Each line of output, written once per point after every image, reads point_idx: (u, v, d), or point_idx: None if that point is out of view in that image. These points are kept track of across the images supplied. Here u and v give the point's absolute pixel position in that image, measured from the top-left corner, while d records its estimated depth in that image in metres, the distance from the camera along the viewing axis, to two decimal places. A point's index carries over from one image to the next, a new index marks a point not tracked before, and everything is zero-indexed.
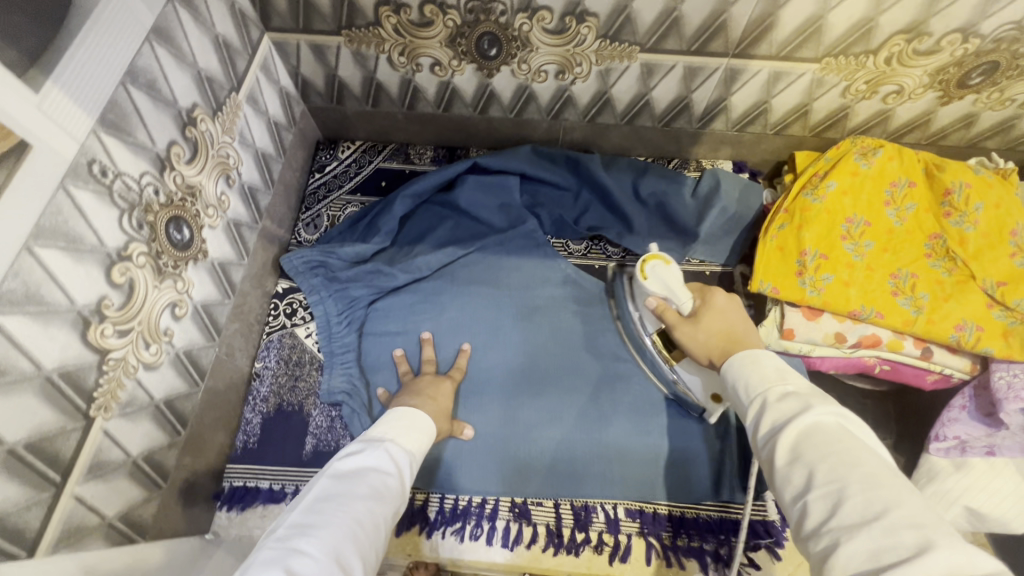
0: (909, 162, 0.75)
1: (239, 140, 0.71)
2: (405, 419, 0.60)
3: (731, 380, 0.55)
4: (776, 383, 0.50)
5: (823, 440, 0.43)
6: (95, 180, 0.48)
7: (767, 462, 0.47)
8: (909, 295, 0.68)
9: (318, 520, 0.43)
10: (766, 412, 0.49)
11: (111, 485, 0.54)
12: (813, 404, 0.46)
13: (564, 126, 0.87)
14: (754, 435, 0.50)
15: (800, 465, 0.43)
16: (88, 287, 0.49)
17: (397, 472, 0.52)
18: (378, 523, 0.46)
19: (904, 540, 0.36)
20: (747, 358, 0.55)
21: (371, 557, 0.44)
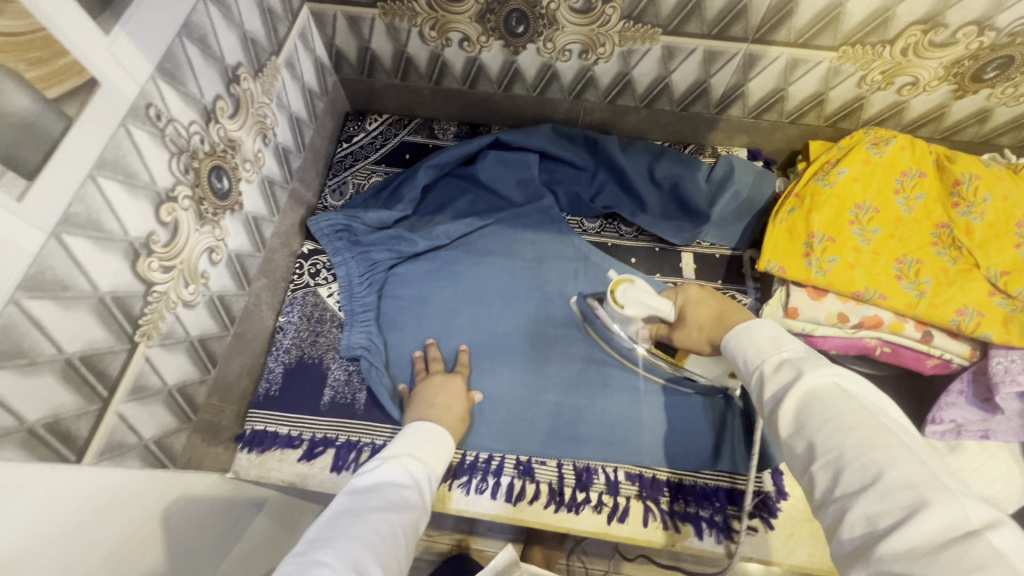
0: (921, 153, 0.77)
1: (277, 102, 0.75)
2: (422, 433, 0.65)
3: (731, 355, 0.57)
4: (771, 353, 0.52)
5: (822, 408, 0.45)
6: (151, 123, 0.52)
7: (773, 430, 0.49)
8: (912, 280, 0.70)
9: (340, 532, 0.49)
10: (767, 384, 0.51)
11: (149, 409, 0.58)
12: (806, 370, 0.48)
13: (585, 106, 0.90)
14: (759, 404, 0.52)
15: (801, 435, 0.46)
16: (140, 221, 0.53)
17: (413, 486, 0.57)
18: (394, 531, 0.51)
19: (898, 502, 0.38)
20: (741, 332, 0.57)
21: (392, 563, 0.49)
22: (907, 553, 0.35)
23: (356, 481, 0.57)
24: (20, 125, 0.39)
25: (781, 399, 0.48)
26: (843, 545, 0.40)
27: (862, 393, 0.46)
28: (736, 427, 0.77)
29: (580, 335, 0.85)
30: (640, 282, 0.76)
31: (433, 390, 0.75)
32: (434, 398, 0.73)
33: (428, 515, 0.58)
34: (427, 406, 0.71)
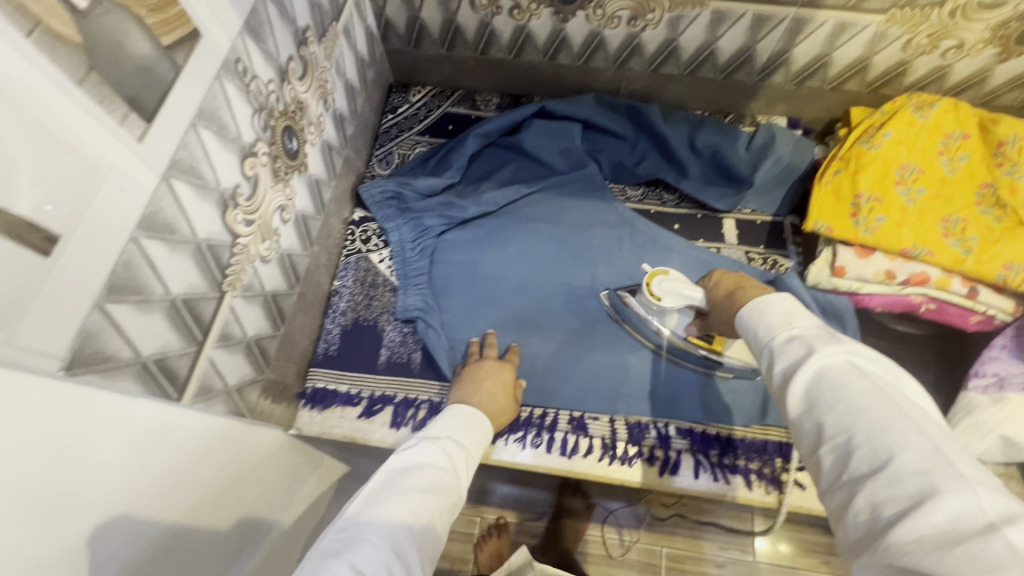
0: (965, 115, 0.78)
1: (336, 68, 0.77)
2: (462, 416, 0.65)
3: (743, 329, 0.53)
4: (783, 328, 0.48)
5: (830, 386, 0.43)
6: (239, 77, 0.54)
7: (783, 409, 0.46)
8: (959, 237, 0.72)
9: (380, 512, 0.50)
10: (776, 363, 0.47)
11: (233, 357, 0.61)
12: (818, 347, 0.45)
13: (628, 75, 0.92)
14: (768, 383, 0.49)
15: (809, 415, 0.43)
16: (229, 172, 0.55)
17: (451, 468, 0.58)
18: (432, 513, 0.52)
19: (907, 488, 0.36)
20: (754, 307, 0.52)
21: (427, 547, 0.50)
22: (915, 542, 0.33)
23: (395, 458, 0.58)
24: (139, 68, 0.41)
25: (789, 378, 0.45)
26: (849, 531, 0.38)
27: (880, 371, 0.43)
28: None
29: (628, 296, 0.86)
30: (676, 274, 0.76)
31: (486, 373, 0.75)
32: (481, 382, 0.74)
33: (465, 496, 0.58)
34: (474, 385, 0.73)
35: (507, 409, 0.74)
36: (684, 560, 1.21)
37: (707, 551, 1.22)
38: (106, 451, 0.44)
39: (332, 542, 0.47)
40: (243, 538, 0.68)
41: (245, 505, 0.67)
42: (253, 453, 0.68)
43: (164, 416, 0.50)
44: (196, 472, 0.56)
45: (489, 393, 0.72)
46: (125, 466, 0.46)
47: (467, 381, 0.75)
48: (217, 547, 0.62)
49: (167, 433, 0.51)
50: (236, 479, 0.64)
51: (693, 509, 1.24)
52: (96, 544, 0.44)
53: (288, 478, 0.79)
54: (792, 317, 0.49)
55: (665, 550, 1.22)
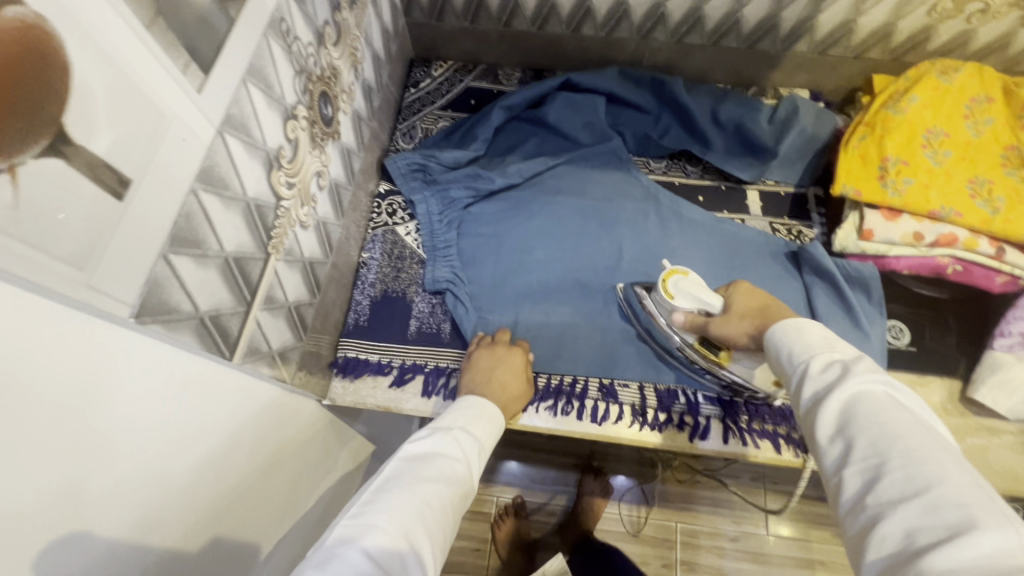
0: (989, 79, 0.79)
1: (365, 38, 0.76)
2: (475, 409, 0.65)
3: (774, 349, 0.54)
4: (823, 350, 0.49)
5: (864, 409, 0.43)
6: (283, 37, 0.54)
7: (809, 431, 0.46)
8: (986, 198, 0.73)
9: (392, 500, 0.50)
10: (809, 382, 0.47)
11: (277, 320, 0.61)
12: (857, 370, 0.45)
13: (652, 46, 0.92)
14: (796, 406, 0.49)
15: (841, 434, 0.43)
16: (274, 133, 0.55)
17: (463, 459, 0.58)
18: (444, 504, 0.53)
19: (943, 518, 0.35)
20: (790, 326, 0.53)
21: (439, 535, 0.51)
22: (950, 574, 0.32)
23: (408, 447, 0.58)
24: (200, 18, 0.41)
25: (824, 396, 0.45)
26: (872, 558, 0.37)
27: (914, 407, 0.43)
28: None
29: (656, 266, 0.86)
30: (694, 277, 0.75)
31: (498, 363, 0.73)
32: (490, 371, 0.72)
33: (476, 486, 0.59)
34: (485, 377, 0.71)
35: (519, 396, 0.73)
36: (700, 535, 1.23)
37: (721, 526, 1.23)
38: (162, 418, 0.44)
39: (346, 529, 0.48)
40: (281, 514, 0.68)
41: (281, 484, 0.67)
42: (291, 430, 0.68)
43: (217, 381, 0.50)
44: (235, 451, 0.55)
45: (501, 383, 0.71)
46: (175, 438, 0.45)
47: (477, 373, 0.73)
48: (258, 524, 0.62)
49: (216, 405, 0.50)
50: (275, 457, 0.64)
51: (705, 484, 1.27)
52: (147, 515, 0.44)
53: (323, 456, 0.79)
54: (831, 340, 0.49)
55: (680, 525, 1.24)
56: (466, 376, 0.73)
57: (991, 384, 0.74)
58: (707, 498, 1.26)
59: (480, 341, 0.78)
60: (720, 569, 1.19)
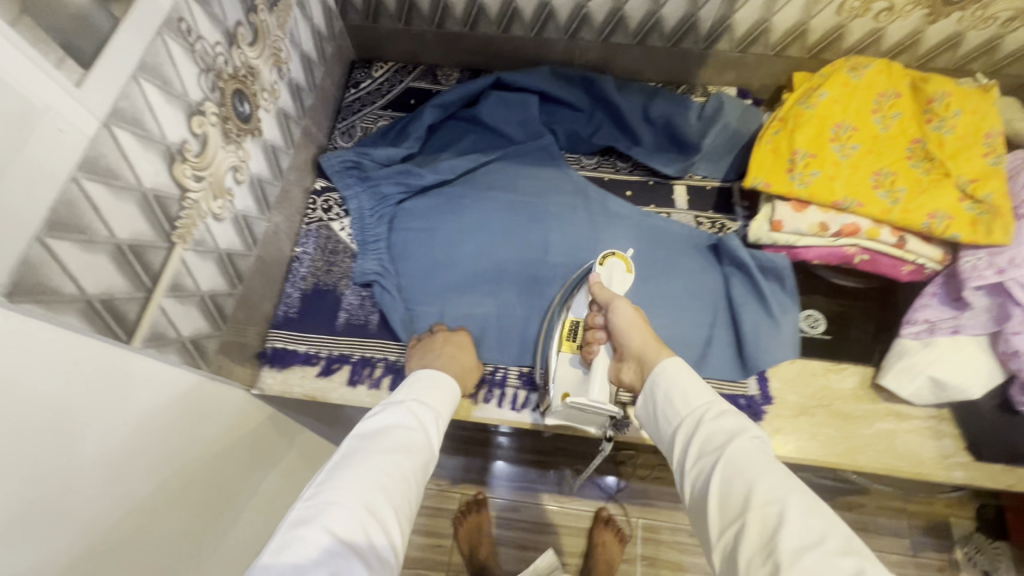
0: (897, 75, 0.82)
1: (290, 38, 0.79)
2: (426, 379, 0.68)
3: (665, 391, 0.62)
4: (716, 401, 0.58)
5: (747, 456, 0.52)
6: (182, 37, 0.57)
7: (704, 476, 0.54)
8: (888, 189, 0.76)
9: (349, 477, 0.54)
10: (701, 429, 0.56)
11: (187, 309, 0.63)
12: (747, 426, 0.55)
13: (581, 46, 0.95)
14: (688, 451, 0.57)
15: (739, 479, 0.51)
16: (175, 127, 0.58)
17: (419, 427, 0.62)
18: (404, 473, 0.57)
19: (842, 566, 0.42)
20: (684, 368, 0.63)
21: (402, 504, 0.56)
22: None
23: (363, 423, 0.61)
24: (76, 16, 0.44)
25: (716, 443, 0.54)
26: None
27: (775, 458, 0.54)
28: (723, 340, 0.81)
29: (581, 259, 0.88)
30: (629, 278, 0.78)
31: (438, 344, 0.76)
32: (438, 349, 0.75)
33: (435, 451, 0.63)
34: (427, 355, 0.74)
35: (472, 370, 0.76)
36: (660, 530, 1.27)
37: (680, 522, 1.28)
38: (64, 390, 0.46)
39: (302, 511, 0.51)
40: (218, 509, 0.71)
41: (217, 476, 0.70)
42: (218, 420, 0.70)
43: (127, 367, 0.54)
44: (158, 436, 0.59)
45: (451, 357, 0.74)
46: (85, 421, 0.49)
47: (427, 348, 0.76)
48: (188, 517, 0.65)
49: (122, 385, 0.53)
50: (207, 446, 0.67)
51: (666, 481, 1.31)
52: (60, 487, 0.47)
53: (262, 452, 0.81)
54: (707, 391, 0.60)
55: (642, 521, 1.27)
56: (416, 355, 0.75)
57: (896, 369, 0.76)
58: (666, 495, 1.30)
59: (434, 329, 0.81)
60: (680, 564, 1.24)
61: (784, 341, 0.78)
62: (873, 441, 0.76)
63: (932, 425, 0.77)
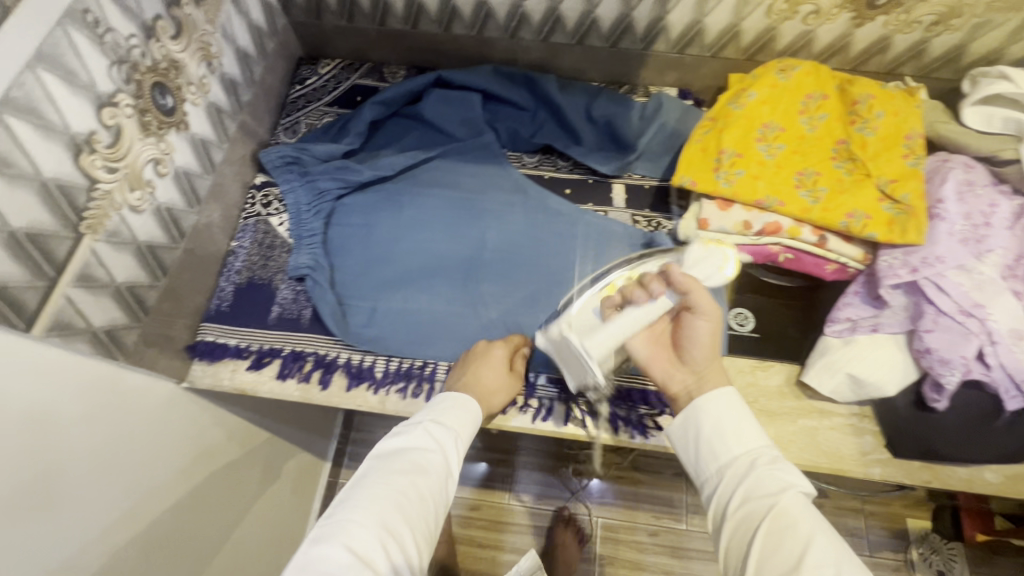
0: (824, 78, 0.83)
1: (222, 33, 0.79)
2: (447, 401, 0.67)
3: (713, 425, 0.61)
4: (767, 449, 0.59)
5: (798, 515, 0.52)
6: (89, 28, 0.57)
7: (751, 526, 0.54)
8: (810, 189, 0.77)
9: (367, 497, 0.55)
10: (754, 473, 0.56)
11: (99, 301, 0.64)
12: (798, 481, 0.55)
13: (522, 45, 0.96)
14: (734, 495, 0.56)
15: (790, 537, 0.51)
16: (81, 118, 0.58)
17: (438, 450, 0.62)
18: (421, 494, 0.57)
19: None
20: (738, 405, 0.62)
21: (419, 525, 0.56)
22: None
23: (385, 443, 0.62)
24: None
25: (766, 491, 0.55)
26: None
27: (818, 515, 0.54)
28: None
29: (517, 256, 0.89)
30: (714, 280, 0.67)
31: (478, 356, 0.76)
32: (473, 368, 0.74)
33: (455, 472, 0.62)
34: (465, 371, 0.74)
35: (506, 388, 0.74)
36: (620, 529, 1.27)
37: (641, 521, 1.28)
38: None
39: (323, 528, 0.53)
40: (152, 508, 0.74)
41: (148, 474, 0.73)
42: (146, 416, 0.73)
43: (61, 362, 0.59)
44: (89, 433, 0.62)
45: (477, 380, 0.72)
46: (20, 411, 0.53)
47: (475, 360, 0.76)
48: (118, 514, 0.68)
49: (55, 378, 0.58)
50: (138, 445, 0.71)
51: (630, 481, 1.31)
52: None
53: (199, 453, 0.84)
54: (761, 436, 0.60)
55: (601, 520, 1.28)
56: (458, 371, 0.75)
57: (818, 366, 0.77)
58: (626, 494, 1.30)
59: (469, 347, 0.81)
60: (638, 562, 1.24)
61: None
62: (795, 437, 0.77)
63: (854, 422, 0.78)
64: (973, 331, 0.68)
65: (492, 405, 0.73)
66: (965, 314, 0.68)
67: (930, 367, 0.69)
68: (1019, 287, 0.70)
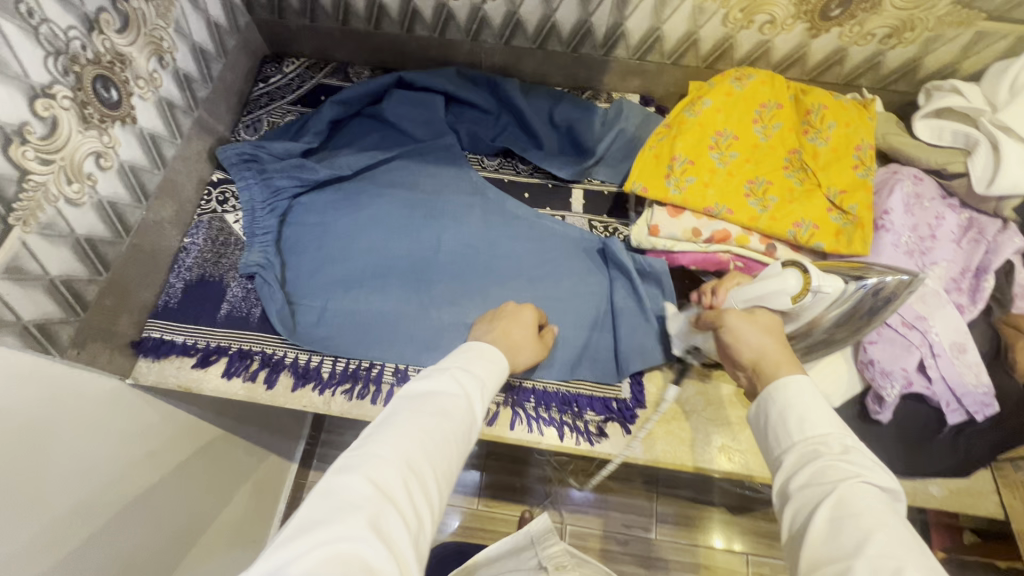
0: (779, 88, 0.83)
1: (175, 28, 0.79)
2: (475, 351, 0.60)
3: (774, 408, 0.51)
4: (838, 435, 0.48)
5: (866, 501, 0.42)
6: (22, 18, 0.57)
7: (804, 515, 0.44)
8: (760, 198, 0.77)
9: (392, 433, 0.48)
10: (816, 460, 0.46)
11: (28, 293, 0.63)
12: (866, 472, 0.44)
13: (484, 48, 0.96)
14: (791, 480, 0.47)
15: (849, 529, 0.41)
16: (12, 108, 0.57)
17: (465, 396, 0.54)
18: (448, 438, 0.50)
19: None
20: (804, 390, 0.51)
21: (444, 468, 0.49)
22: None
23: (411, 385, 0.54)
24: None
25: (827, 479, 0.45)
26: None
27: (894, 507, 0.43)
28: (602, 343, 0.81)
29: (472, 258, 0.88)
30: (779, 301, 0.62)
31: (503, 315, 0.72)
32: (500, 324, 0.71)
33: (480, 423, 0.55)
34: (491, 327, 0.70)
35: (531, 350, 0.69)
36: (588, 538, 1.26)
37: (611, 529, 1.26)
38: None
39: (345, 459, 0.46)
40: (100, 506, 0.73)
41: (91, 471, 0.71)
42: (85, 411, 0.71)
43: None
44: (19, 422, 0.61)
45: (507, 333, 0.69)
46: None
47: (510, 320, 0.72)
48: (58, 508, 0.66)
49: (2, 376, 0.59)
50: (79, 443, 0.69)
51: (599, 488, 1.30)
52: None
53: (150, 453, 0.82)
54: (831, 421, 0.49)
55: (569, 527, 1.26)
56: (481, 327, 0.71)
57: None
58: (596, 502, 1.29)
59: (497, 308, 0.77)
60: None
61: (654, 343, 0.80)
62: (744, 446, 0.76)
63: None
64: (916, 343, 0.67)
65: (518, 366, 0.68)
66: (909, 326, 0.68)
67: (872, 379, 0.68)
68: (962, 300, 0.70)
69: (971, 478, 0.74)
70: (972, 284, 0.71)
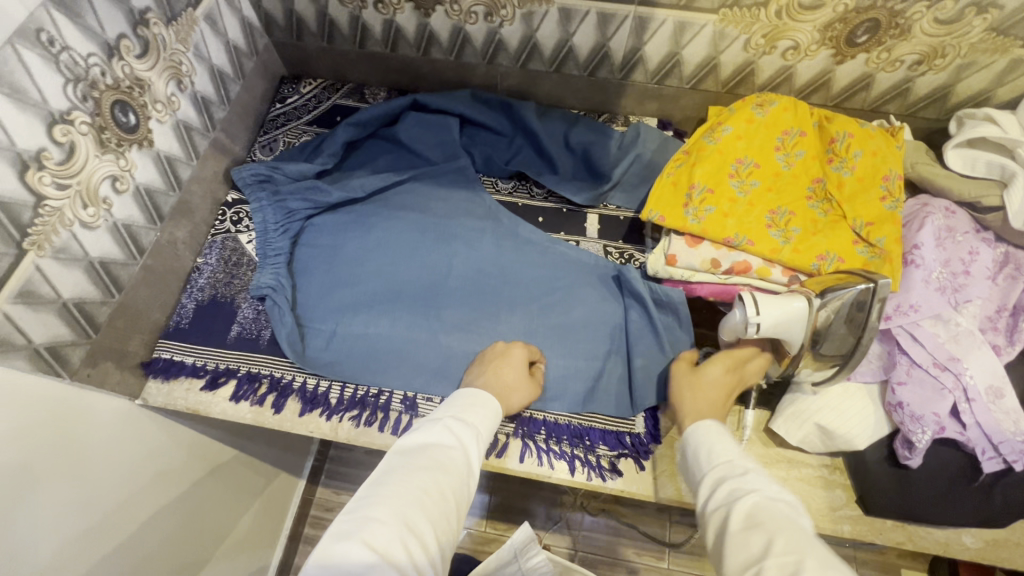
0: (802, 115, 0.81)
1: (194, 52, 0.80)
2: (466, 398, 0.60)
3: (689, 448, 0.58)
4: (737, 460, 0.53)
5: (768, 511, 0.46)
6: (43, 47, 0.58)
7: (720, 531, 0.48)
8: (781, 228, 0.75)
9: (386, 492, 0.47)
10: (724, 482, 0.51)
11: (39, 316, 0.63)
12: (763, 486, 0.49)
13: (500, 71, 0.96)
14: (704, 509, 0.52)
15: (756, 533, 0.45)
16: (30, 135, 0.58)
17: (460, 446, 0.54)
18: (445, 493, 0.49)
19: None
20: (706, 428, 0.58)
21: (444, 525, 0.47)
22: None
23: (402, 440, 0.53)
24: None
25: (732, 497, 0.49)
26: None
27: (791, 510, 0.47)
28: (615, 374, 0.79)
29: (484, 283, 0.86)
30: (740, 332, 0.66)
31: (493, 356, 0.74)
32: (490, 363, 0.73)
33: (479, 473, 0.54)
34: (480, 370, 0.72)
35: (520, 387, 0.70)
36: (598, 564, 1.22)
37: (623, 557, 1.23)
38: None
39: (341, 523, 0.44)
40: (106, 532, 0.72)
41: (96, 499, 0.70)
42: (94, 437, 0.70)
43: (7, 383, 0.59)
44: (29, 454, 0.60)
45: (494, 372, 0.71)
46: None
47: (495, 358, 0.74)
48: (59, 541, 0.65)
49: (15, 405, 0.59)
50: (89, 465, 0.69)
51: (612, 515, 1.26)
52: None
53: (157, 475, 0.81)
54: (732, 451, 0.55)
55: (580, 553, 1.23)
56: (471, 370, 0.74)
57: (787, 414, 0.71)
58: (607, 528, 1.26)
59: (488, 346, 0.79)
60: None
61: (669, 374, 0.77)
62: None
63: (824, 474, 0.73)
64: (949, 387, 0.64)
65: (511, 404, 0.69)
66: (940, 367, 0.65)
67: (901, 423, 0.64)
68: (998, 340, 0.67)
69: (1009, 529, 0.69)
70: (1009, 323, 0.68)
